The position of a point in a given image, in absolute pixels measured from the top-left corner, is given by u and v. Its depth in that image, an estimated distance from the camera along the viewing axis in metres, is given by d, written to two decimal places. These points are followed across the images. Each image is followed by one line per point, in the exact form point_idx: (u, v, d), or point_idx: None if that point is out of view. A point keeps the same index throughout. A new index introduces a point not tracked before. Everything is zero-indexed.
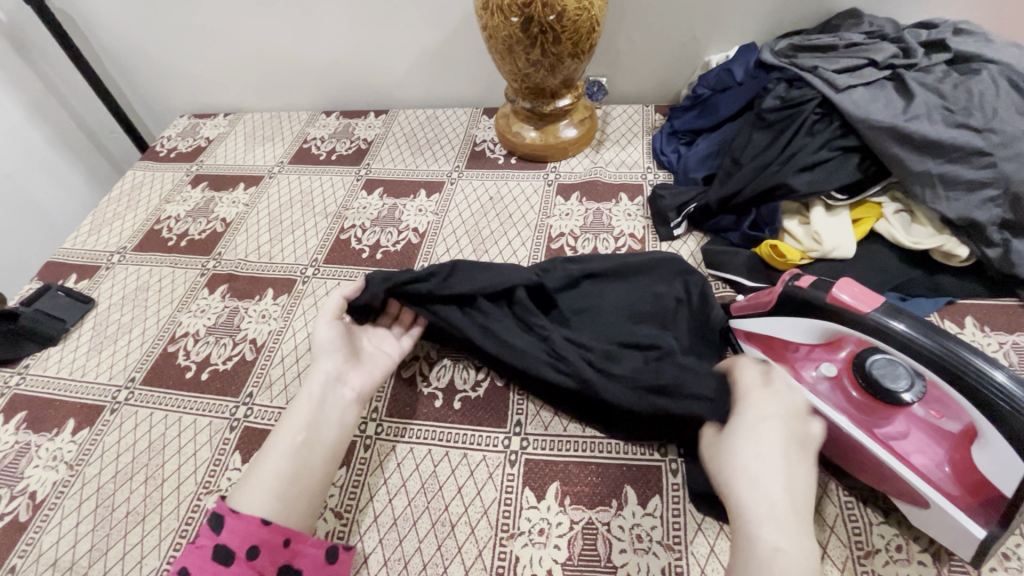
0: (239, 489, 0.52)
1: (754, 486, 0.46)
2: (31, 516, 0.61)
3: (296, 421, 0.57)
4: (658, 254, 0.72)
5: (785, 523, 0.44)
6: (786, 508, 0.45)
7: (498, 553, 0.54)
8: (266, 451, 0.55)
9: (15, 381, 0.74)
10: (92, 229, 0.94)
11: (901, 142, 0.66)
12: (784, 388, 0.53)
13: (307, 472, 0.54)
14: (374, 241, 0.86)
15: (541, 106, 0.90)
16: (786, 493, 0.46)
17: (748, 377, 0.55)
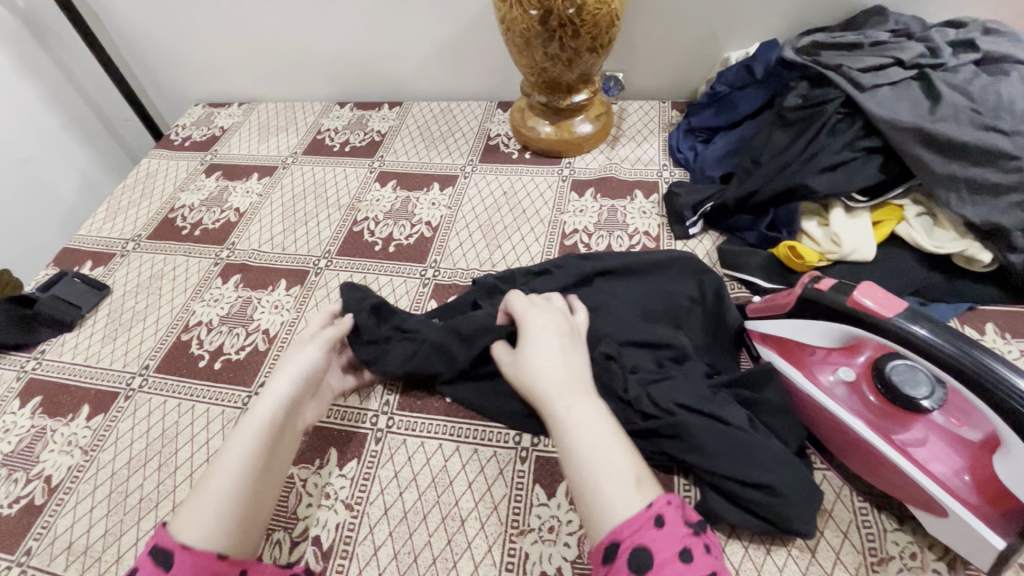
0: (187, 511, 0.48)
1: (538, 365, 0.55)
2: (47, 500, 0.62)
3: (248, 440, 0.52)
4: (674, 252, 0.71)
5: (567, 391, 0.53)
6: (563, 380, 0.54)
7: (508, 550, 0.54)
8: (220, 464, 0.50)
9: (31, 366, 0.75)
10: (131, 202, 0.97)
11: (942, 115, 0.64)
12: (554, 306, 0.61)
13: (263, 481, 0.51)
14: (387, 234, 0.85)
15: (556, 101, 0.89)
16: (561, 367, 0.55)
17: (517, 303, 0.62)
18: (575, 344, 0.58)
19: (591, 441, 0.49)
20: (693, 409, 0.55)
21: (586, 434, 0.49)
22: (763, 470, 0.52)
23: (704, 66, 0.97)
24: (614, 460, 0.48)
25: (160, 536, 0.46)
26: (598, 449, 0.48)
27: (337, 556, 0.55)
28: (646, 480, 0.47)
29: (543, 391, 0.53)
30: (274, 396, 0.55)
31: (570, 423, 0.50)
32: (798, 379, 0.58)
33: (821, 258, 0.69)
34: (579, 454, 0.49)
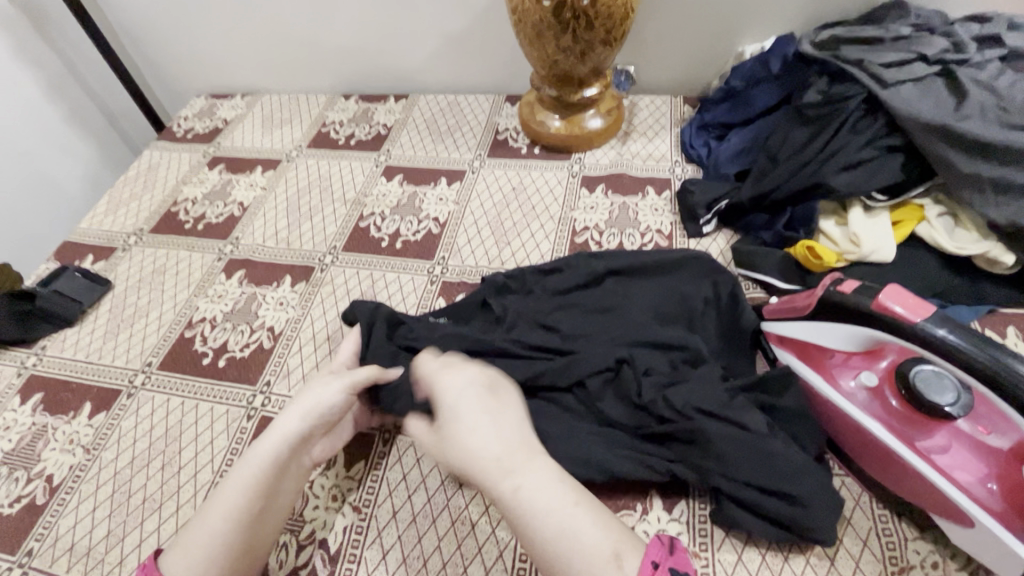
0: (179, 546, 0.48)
1: (473, 435, 0.50)
2: (48, 500, 0.61)
3: (248, 482, 0.50)
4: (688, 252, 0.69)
5: (508, 464, 0.48)
6: (500, 450, 0.49)
7: (520, 555, 0.53)
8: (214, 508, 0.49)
9: (32, 362, 0.73)
10: (133, 195, 0.95)
11: (971, 111, 0.62)
12: (466, 372, 0.56)
13: (257, 523, 0.50)
14: (394, 230, 0.84)
15: (566, 96, 0.87)
16: (497, 437, 0.49)
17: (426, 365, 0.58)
18: (509, 406, 0.53)
19: (545, 516, 0.44)
20: (710, 415, 0.54)
21: (546, 509, 0.45)
22: (783, 478, 0.50)
23: (718, 61, 0.95)
24: (585, 536, 0.43)
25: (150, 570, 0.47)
26: (563, 528, 0.44)
27: (344, 560, 0.54)
28: (624, 551, 0.43)
29: (484, 470, 0.48)
30: (283, 433, 0.53)
31: (522, 500, 0.45)
32: (818, 383, 0.56)
33: (839, 258, 0.67)
34: (543, 534, 0.44)
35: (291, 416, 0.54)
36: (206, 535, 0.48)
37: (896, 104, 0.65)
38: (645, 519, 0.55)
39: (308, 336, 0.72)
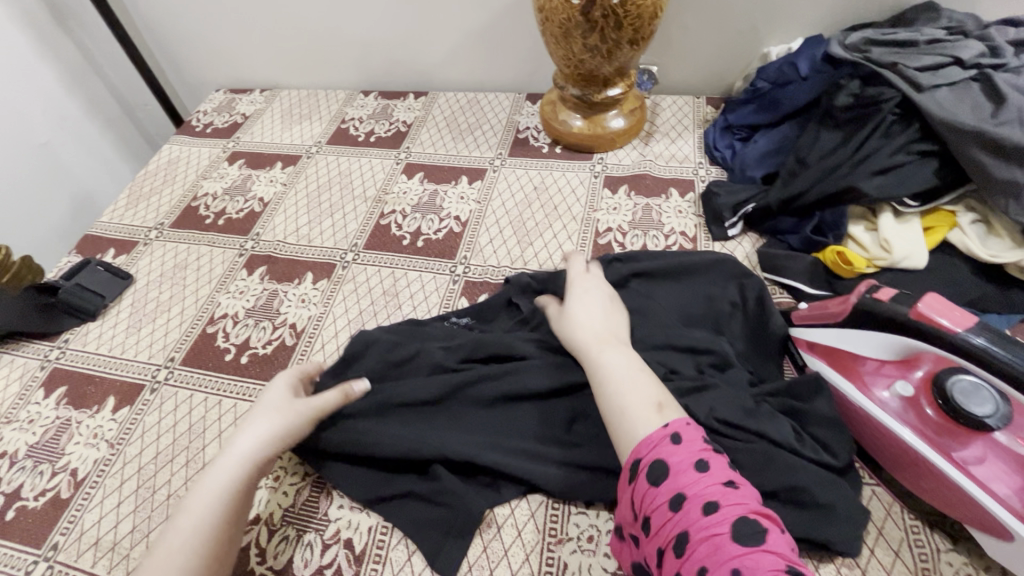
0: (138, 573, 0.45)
1: (581, 317, 0.59)
2: (73, 493, 0.61)
3: (207, 507, 0.49)
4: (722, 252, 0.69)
5: (597, 342, 0.56)
6: (602, 332, 0.57)
7: (546, 559, 0.53)
8: (170, 532, 0.47)
9: (55, 355, 0.73)
10: (153, 189, 0.95)
11: (1010, 117, 0.61)
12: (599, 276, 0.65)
13: (219, 546, 0.48)
14: (415, 228, 0.83)
15: (590, 95, 0.86)
16: (602, 323, 0.58)
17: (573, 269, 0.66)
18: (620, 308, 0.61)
19: (625, 388, 0.50)
20: (736, 426, 0.53)
21: (618, 373, 0.52)
22: (815, 488, 0.50)
23: (744, 60, 0.94)
24: (639, 390, 0.50)
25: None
26: (627, 387, 0.50)
27: (369, 561, 0.54)
28: (669, 404, 0.49)
29: (581, 340, 0.57)
30: (238, 454, 0.52)
31: (602, 364, 0.54)
32: (850, 391, 0.56)
33: (868, 263, 0.66)
34: (607, 390, 0.51)
35: (248, 437, 0.53)
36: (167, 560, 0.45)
37: (932, 108, 0.64)
38: None
39: (331, 335, 0.72)
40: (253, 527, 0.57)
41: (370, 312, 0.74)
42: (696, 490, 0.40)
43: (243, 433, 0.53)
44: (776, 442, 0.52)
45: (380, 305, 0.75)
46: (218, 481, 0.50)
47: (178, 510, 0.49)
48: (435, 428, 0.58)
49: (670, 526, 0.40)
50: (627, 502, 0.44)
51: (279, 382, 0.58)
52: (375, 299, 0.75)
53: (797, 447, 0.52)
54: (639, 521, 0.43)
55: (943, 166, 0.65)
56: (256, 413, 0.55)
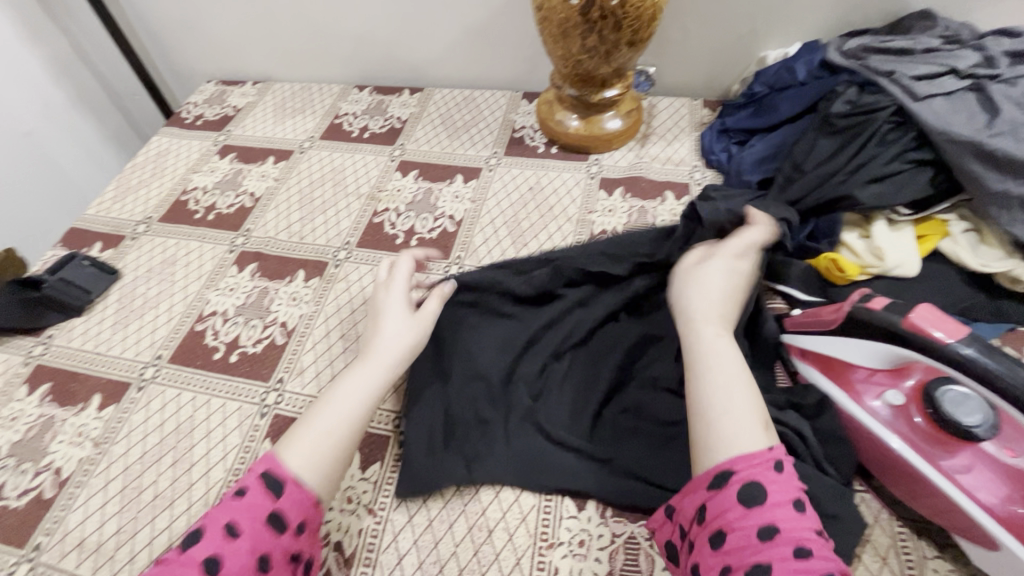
0: (296, 447, 0.47)
1: (706, 293, 0.55)
2: (56, 493, 0.60)
3: (360, 393, 0.51)
4: (775, 218, 0.65)
5: (716, 323, 0.53)
6: (719, 313, 0.54)
7: (537, 563, 0.53)
8: (327, 409, 0.50)
9: (39, 351, 0.72)
10: (142, 181, 0.94)
11: (1003, 128, 0.62)
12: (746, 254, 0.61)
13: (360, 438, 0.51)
14: (409, 227, 0.83)
15: (587, 96, 0.86)
16: (721, 303, 0.55)
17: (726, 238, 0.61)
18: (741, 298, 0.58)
19: (727, 380, 0.47)
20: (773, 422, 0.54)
21: (733, 369, 0.48)
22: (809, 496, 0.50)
23: (742, 62, 0.94)
24: (747, 396, 0.46)
25: (270, 464, 0.46)
26: (739, 387, 0.47)
27: (360, 563, 0.54)
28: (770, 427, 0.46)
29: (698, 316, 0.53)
30: (384, 360, 0.54)
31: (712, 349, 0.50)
32: (841, 398, 0.56)
33: (860, 269, 0.67)
34: (713, 380, 0.48)
35: (388, 345, 0.56)
36: (326, 442, 0.48)
37: (926, 118, 0.64)
38: None
39: (323, 333, 0.71)
40: None
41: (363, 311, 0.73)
42: (790, 530, 0.39)
43: (383, 342, 0.56)
44: (804, 440, 0.54)
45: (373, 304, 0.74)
46: (369, 380, 0.52)
47: (327, 398, 0.51)
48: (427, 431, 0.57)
49: (747, 552, 0.39)
50: (695, 503, 0.43)
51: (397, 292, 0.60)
52: (367, 297, 0.74)
53: (817, 455, 0.54)
54: (705, 528, 0.42)
55: (936, 174, 0.66)
56: (387, 324, 0.57)
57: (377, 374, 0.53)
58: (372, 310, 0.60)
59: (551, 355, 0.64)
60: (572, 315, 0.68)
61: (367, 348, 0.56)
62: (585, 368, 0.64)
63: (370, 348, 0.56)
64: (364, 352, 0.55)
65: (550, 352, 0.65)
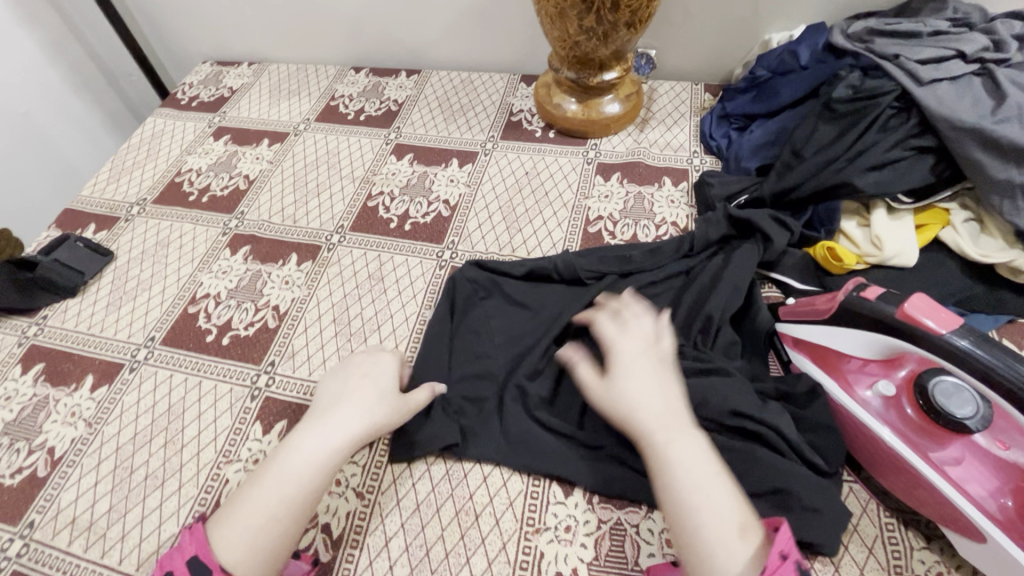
0: (226, 527, 0.44)
1: (634, 391, 0.50)
2: (49, 472, 0.60)
3: (298, 474, 0.47)
4: (747, 217, 0.68)
5: (661, 424, 0.47)
6: (662, 410, 0.48)
7: (523, 547, 0.53)
8: (261, 486, 0.47)
9: (33, 332, 0.72)
10: (136, 163, 0.93)
11: (1008, 115, 0.60)
12: (642, 331, 0.56)
13: (307, 515, 0.47)
14: (403, 211, 0.82)
15: (585, 78, 0.84)
16: (659, 395, 0.49)
17: (606, 332, 0.57)
18: (677, 376, 0.52)
19: (693, 484, 0.43)
20: (746, 416, 0.54)
21: (694, 474, 0.44)
22: (797, 484, 0.50)
23: (744, 46, 0.91)
24: (721, 504, 0.42)
25: (198, 545, 0.44)
26: (708, 495, 0.43)
27: (347, 545, 0.54)
28: (752, 526, 0.41)
29: (643, 418, 0.48)
30: (348, 431, 0.50)
31: (669, 456, 0.45)
32: (834, 389, 0.55)
33: (858, 259, 0.65)
34: (680, 496, 0.43)
35: (358, 415, 0.52)
36: (264, 525, 0.45)
37: (929, 103, 0.63)
38: (652, 513, 0.54)
39: (315, 318, 0.71)
40: (239, 469, 0.58)
41: (355, 295, 0.73)
42: None
43: (339, 413, 0.51)
44: (784, 436, 0.53)
45: (365, 288, 0.74)
46: (324, 452, 0.49)
47: (264, 474, 0.48)
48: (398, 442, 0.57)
49: None
50: None
51: (386, 365, 0.57)
52: (359, 282, 0.74)
53: (802, 449, 0.53)
54: None
55: (937, 162, 0.64)
56: (365, 392, 0.54)
57: (326, 448, 0.49)
58: (353, 370, 0.57)
59: (542, 342, 0.64)
60: (564, 302, 0.68)
61: (332, 413, 0.52)
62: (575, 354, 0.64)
63: (327, 415, 0.52)
64: (327, 416, 0.52)
65: (541, 338, 0.64)
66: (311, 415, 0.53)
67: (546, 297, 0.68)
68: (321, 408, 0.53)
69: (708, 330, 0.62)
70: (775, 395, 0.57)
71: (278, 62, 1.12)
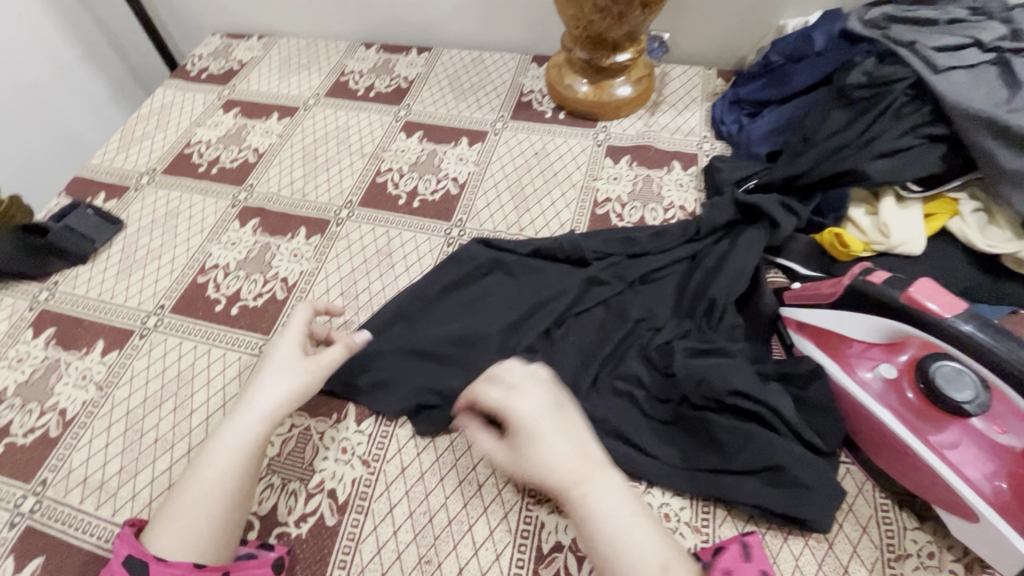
0: (160, 525, 0.46)
1: (532, 448, 0.45)
2: (61, 432, 0.61)
3: (224, 461, 0.49)
4: (756, 199, 0.68)
5: (571, 475, 0.44)
6: (569, 461, 0.44)
7: (524, 517, 0.54)
8: (195, 477, 0.48)
9: (44, 297, 0.73)
10: (144, 133, 0.93)
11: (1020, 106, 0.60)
12: (520, 377, 0.49)
13: (241, 503, 0.49)
14: (411, 188, 0.82)
15: (597, 59, 0.84)
16: (560, 447, 0.45)
17: (486, 393, 0.49)
18: (575, 412, 0.47)
19: (614, 534, 0.42)
20: (746, 396, 0.54)
21: (614, 526, 0.42)
22: (796, 463, 0.51)
23: (759, 29, 0.91)
24: (642, 547, 0.41)
25: (133, 547, 0.45)
26: (625, 541, 0.42)
27: (352, 510, 0.55)
28: (675, 564, 0.41)
29: (552, 478, 0.44)
30: (261, 412, 0.51)
31: (585, 512, 0.43)
32: (836, 372, 0.56)
33: (864, 246, 0.66)
34: (602, 549, 0.42)
35: (267, 393, 0.52)
36: (192, 516, 0.47)
37: (942, 91, 0.62)
38: (651, 488, 0.55)
39: (323, 291, 0.71)
40: None
41: (363, 270, 0.73)
42: None
43: (262, 390, 0.52)
44: (781, 415, 0.54)
45: (373, 263, 0.74)
46: (241, 438, 0.50)
47: (196, 465, 0.49)
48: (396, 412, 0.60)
49: None
50: None
51: (286, 336, 0.57)
52: (367, 257, 0.75)
53: (799, 428, 0.53)
54: None
55: (948, 150, 0.64)
56: (272, 368, 0.54)
57: (253, 432, 0.51)
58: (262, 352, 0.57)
59: (547, 320, 0.64)
60: (570, 281, 0.68)
61: (243, 399, 0.52)
62: (580, 333, 0.64)
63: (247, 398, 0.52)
64: (240, 402, 0.52)
65: (546, 316, 0.65)
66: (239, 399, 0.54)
67: (553, 276, 0.69)
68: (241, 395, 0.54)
69: (712, 312, 0.63)
70: (777, 375, 0.58)
71: (288, 36, 1.11)
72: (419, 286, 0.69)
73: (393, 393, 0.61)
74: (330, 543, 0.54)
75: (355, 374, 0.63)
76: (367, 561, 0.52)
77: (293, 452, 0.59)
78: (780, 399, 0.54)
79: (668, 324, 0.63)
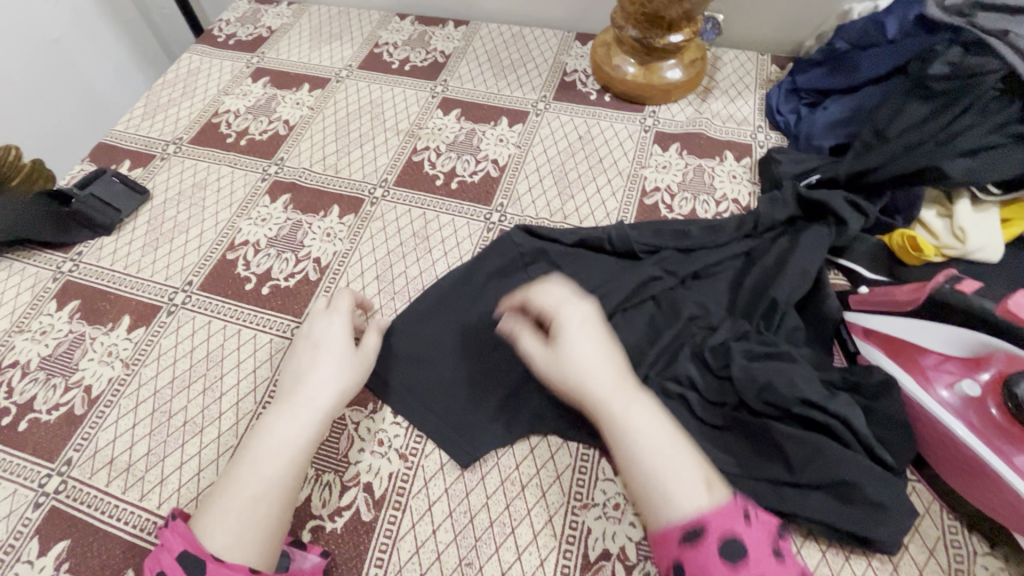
0: (209, 521, 0.44)
1: (584, 358, 0.49)
2: (86, 411, 0.59)
3: (282, 457, 0.48)
4: (824, 194, 0.64)
5: (617, 389, 0.47)
6: (613, 375, 0.48)
7: (569, 522, 0.52)
8: (246, 471, 0.47)
9: (68, 268, 0.70)
10: (171, 99, 0.89)
11: None
12: (573, 291, 0.54)
13: (293, 503, 0.47)
14: (449, 168, 0.78)
15: (650, 39, 0.79)
16: (606, 360, 0.49)
17: (542, 299, 0.54)
18: (614, 339, 0.52)
19: (656, 444, 0.44)
20: (815, 406, 0.51)
21: (649, 437, 0.45)
22: (867, 479, 0.48)
23: (820, 12, 0.85)
24: (680, 462, 0.44)
25: (189, 542, 0.42)
26: (668, 456, 0.44)
27: (389, 506, 0.53)
28: (715, 483, 0.43)
29: (599, 388, 0.47)
30: (316, 405, 0.50)
31: (629, 422, 0.46)
32: (910, 385, 0.53)
33: (933, 251, 0.62)
34: (643, 460, 0.44)
35: (321, 385, 0.52)
36: (249, 514, 0.45)
37: None
38: None
39: (357, 274, 0.68)
40: None
41: (399, 254, 0.70)
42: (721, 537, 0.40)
43: (317, 382, 0.52)
44: (851, 427, 0.51)
45: (410, 246, 0.71)
46: (300, 431, 0.49)
47: (248, 460, 0.47)
48: (439, 406, 0.58)
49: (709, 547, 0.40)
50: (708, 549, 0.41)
51: (338, 327, 0.56)
52: (403, 240, 0.71)
53: (870, 443, 0.50)
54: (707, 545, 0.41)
55: None
56: (324, 358, 0.53)
57: (310, 426, 0.49)
58: (305, 340, 0.56)
59: None
60: (618, 274, 0.65)
61: (293, 391, 0.51)
62: (630, 330, 0.61)
63: (297, 391, 0.51)
64: (291, 393, 0.51)
65: None
66: (285, 390, 0.52)
67: (601, 268, 0.65)
68: (285, 385, 0.53)
69: (772, 314, 0.59)
70: (842, 385, 0.54)
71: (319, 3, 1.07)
72: (461, 274, 0.65)
73: (437, 386, 0.59)
74: (366, 539, 0.51)
75: (392, 362, 0.60)
76: (405, 560, 0.50)
77: (327, 443, 0.56)
78: (853, 411, 0.51)
79: (723, 324, 0.60)
